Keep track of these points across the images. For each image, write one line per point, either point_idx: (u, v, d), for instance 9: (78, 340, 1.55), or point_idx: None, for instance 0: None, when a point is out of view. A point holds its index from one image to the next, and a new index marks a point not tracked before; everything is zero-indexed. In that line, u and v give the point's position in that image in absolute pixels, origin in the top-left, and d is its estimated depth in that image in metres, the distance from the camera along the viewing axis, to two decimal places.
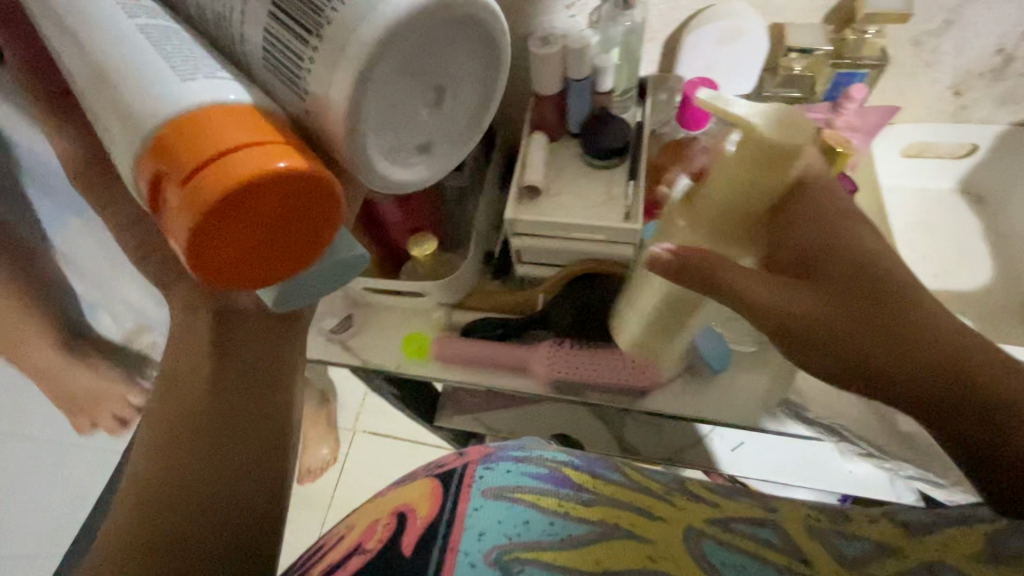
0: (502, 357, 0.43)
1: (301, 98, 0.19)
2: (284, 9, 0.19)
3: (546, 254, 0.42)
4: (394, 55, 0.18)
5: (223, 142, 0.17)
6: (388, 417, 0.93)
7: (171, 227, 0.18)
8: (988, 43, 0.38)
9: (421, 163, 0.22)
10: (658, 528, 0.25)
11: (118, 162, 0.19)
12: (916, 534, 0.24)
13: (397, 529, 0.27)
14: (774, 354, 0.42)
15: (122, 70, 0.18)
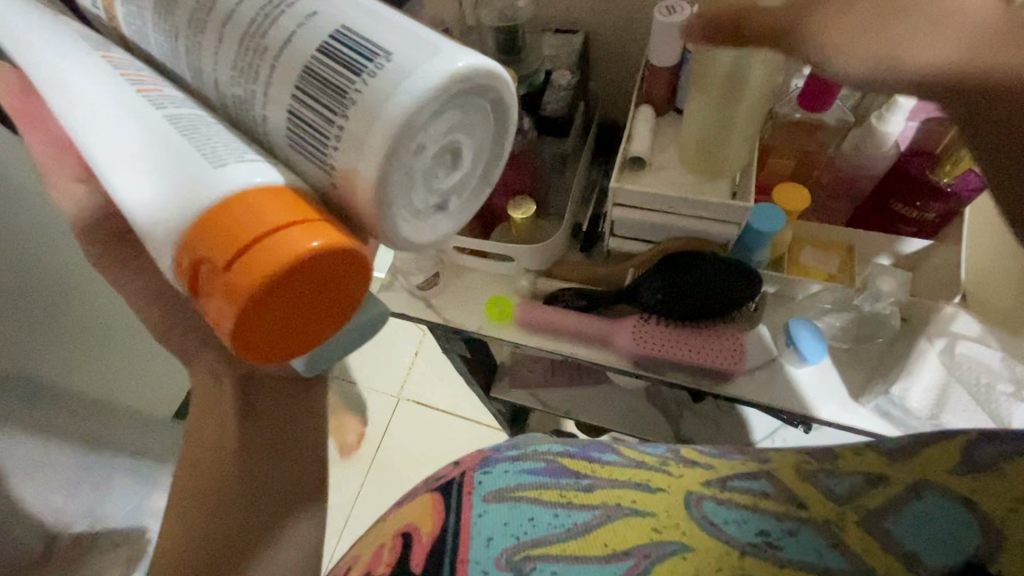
0: (584, 328, 0.43)
1: (328, 173, 0.21)
2: (314, 96, 0.21)
3: (642, 228, 0.42)
4: (413, 138, 0.20)
5: (263, 226, 0.20)
6: (434, 387, 0.96)
7: (214, 310, 0.20)
8: None
9: (440, 220, 0.25)
10: (660, 499, 0.25)
11: (155, 256, 0.21)
12: (897, 459, 0.23)
13: (402, 552, 0.25)
14: (869, 349, 0.41)
15: (160, 166, 0.21)
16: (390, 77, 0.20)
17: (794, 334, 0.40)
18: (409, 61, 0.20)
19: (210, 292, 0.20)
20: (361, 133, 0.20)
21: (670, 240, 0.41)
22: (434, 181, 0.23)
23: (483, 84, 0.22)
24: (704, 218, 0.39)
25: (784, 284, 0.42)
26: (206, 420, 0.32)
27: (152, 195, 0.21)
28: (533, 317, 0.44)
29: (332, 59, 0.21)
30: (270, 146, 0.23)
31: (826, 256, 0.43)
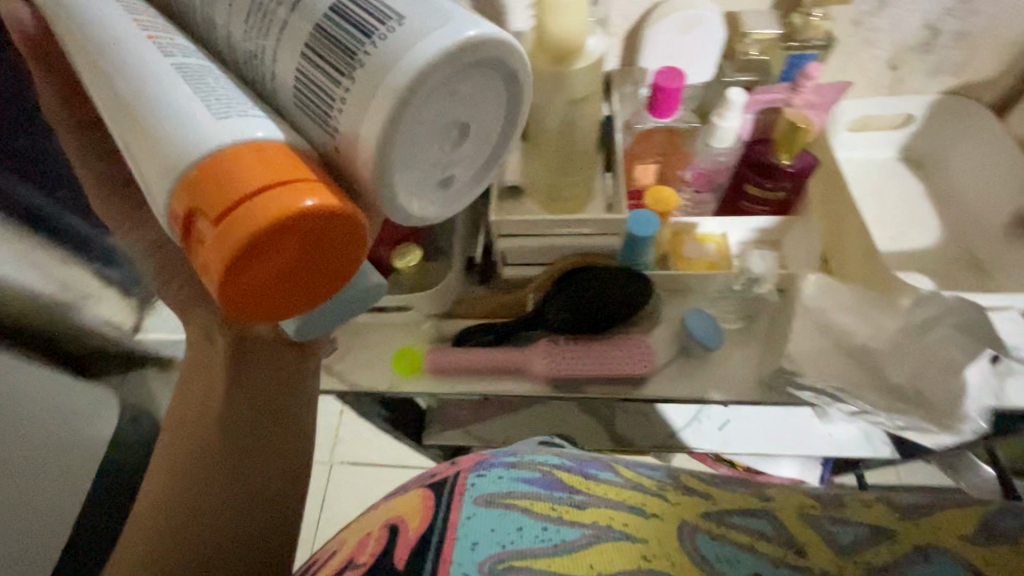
0: (499, 361, 0.42)
1: (332, 135, 0.21)
2: (322, 54, 0.20)
3: (532, 254, 0.42)
4: (419, 103, 0.20)
5: (258, 180, 0.19)
6: (367, 443, 0.90)
7: (202, 261, 0.20)
8: (915, 22, 0.43)
9: (442, 195, 0.24)
10: (652, 526, 0.26)
11: (152, 203, 0.21)
12: (910, 517, 0.25)
13: (387, 542, 0.27)
14: (759, 326, 0.44)
15: (162, 108, 0.20)
16: (400, 41, 0.19)
17: (688, 323, 0.42)
18: (424, 23, 0.20)
19: (200, 244, 0.19)
20: (367, 98, 0.20)
21: (563, 258, 0.42)
22: (439, 152, 0.23)
23: (496, 57, 0.21)
24: (587, 235, 0.41)
25: (670, 280, 0.44)
26: (204, 380, 0.34)
27: (157, 142, 0.20)
28: (443, 362, 0.43)
29: (345, 20, 0.20)
30: (278, 97, 0.22)
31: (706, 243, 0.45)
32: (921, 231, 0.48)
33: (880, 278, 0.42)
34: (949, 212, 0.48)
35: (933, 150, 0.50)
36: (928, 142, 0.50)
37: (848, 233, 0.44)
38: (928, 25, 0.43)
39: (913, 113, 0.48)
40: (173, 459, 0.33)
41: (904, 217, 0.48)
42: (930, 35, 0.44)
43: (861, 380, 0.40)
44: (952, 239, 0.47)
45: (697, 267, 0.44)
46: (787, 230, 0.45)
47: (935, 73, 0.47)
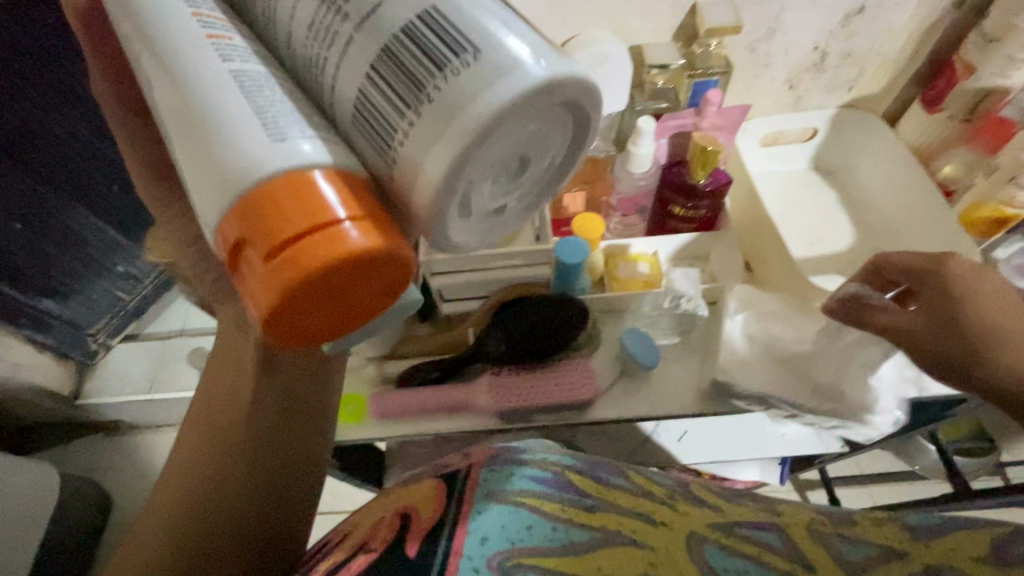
0: (444, 398, 0.42)
1: (388, 164, 0.21)
2: (390, 81, 0.20)
3: (467, 288, 0.43)
4: (489, 140, 0.19)
5: (315, 207, 0.19)
6: (339, 490, 0.87)
7: (249, 286, 0.19)
8: (806, 45, 0.47)
9: (497, 221, 0.24)
10: (662, 534, 0.27)
11: (200, 214, 0.21)
12: (923, 541, 0.27)
13: (400, 527, 0.27)
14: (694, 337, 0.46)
15: (222, 120, 0.20)
16: (471, 78, 0.19)
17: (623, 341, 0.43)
18: (501, 57, 0.19)
19: (249, 270, 0.19)
20: (433, 135, 0.19)
21: (501, 290, 0.43)
22: (494, 185, 0.22)
23: (572, 97, 0.21)
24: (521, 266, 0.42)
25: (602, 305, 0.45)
26: (230, 373, 0.33)
27: (209, 159, 0.20)
28: (387, 405, 0.42)
29: (418, 51, 0.20)
30: (333, 109, 0.22)
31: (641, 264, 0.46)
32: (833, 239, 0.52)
33: (798, 284, 0.45)
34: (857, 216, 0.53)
35: (840, 159, 0.55)
36: (834, 152, 0.55)
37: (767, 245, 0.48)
38: (818, 47, 0.48)
39: (817, 127, 0.53)
40: (196, 449, 0.32)
41: (820, 224, 0.53)
42: (820, 57, 0.49)
43: (791, 390, 0.42)
44: (863, 242, 0.52)
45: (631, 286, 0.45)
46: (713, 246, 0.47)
47: (829, 90, 0.52)
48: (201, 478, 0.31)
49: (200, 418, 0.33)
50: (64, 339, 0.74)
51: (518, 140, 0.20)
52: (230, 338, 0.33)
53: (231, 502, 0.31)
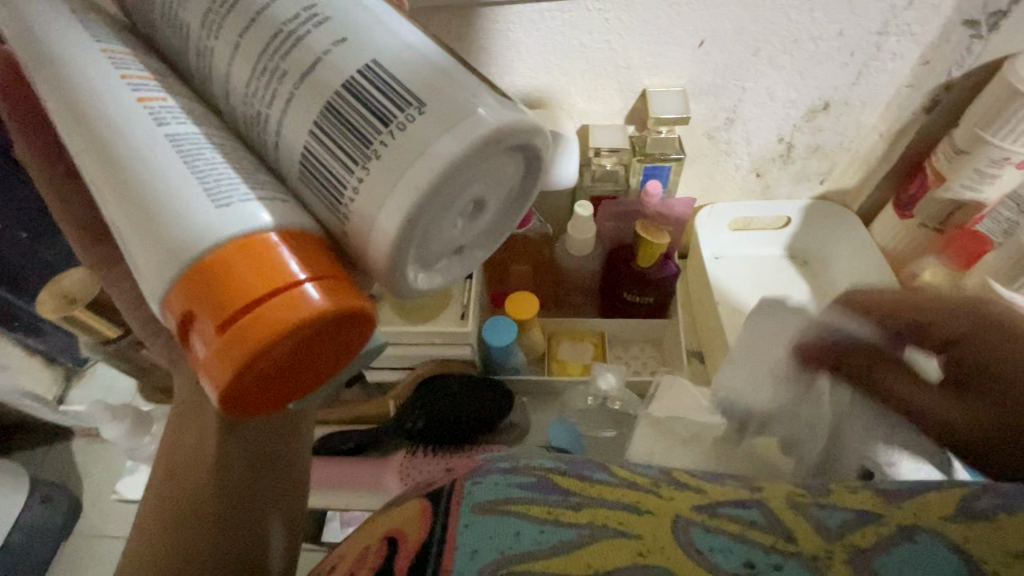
0: (361, 476, 0.61)
1: (339, 218, 0.29)
2: (336, 137, 0.28)
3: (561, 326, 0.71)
4: (443, 182, 0.26)
5: (247, 285, 0.26)
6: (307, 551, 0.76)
7: (208, 358, 0.26)
8: None
9: (449, 262, 0.32)
10: (649, 522, 0.32)
11: (154, 287, 0.27)
12: (895, 501, 0.32)
13: (388, 553, 0.34)
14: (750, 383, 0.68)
15: (151, 176, 0.28)
16: (414, 125, 0.26)
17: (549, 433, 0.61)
18: (434, 113, 0.26)
19: (201, 338, 0.26)
20: (388, 153, 0.27)
21: (558, 328, 0.71)
22: (457, 223, 0.31)
23: (520, 141, 0.28)
24: (590, 300, 0.72)
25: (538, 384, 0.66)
26: (187, 457, 0.43)
27: (159, 225, 0.27)
28: (322, 478, 0.60)
29: (357, 107, 0.27)
30: (282, 157, 0.30)
31: (576, 352, 0.69)
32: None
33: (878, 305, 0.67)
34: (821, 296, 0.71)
35: None
36: None
37: (711, 331, 0.69)
38: None
39: None
40: (166, 501, 0.42)
41: None
42: None
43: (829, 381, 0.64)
44: None
45: (570, 371, 0.69)
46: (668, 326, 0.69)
47: None
48: (190, 530, 0.41)
49: (161, 488, 0.42)
50: (56, 345, 0.75)
51: (472, 176, 0.28)
52: (190, 417, 0.44)
53: (212, 553, 0.41)
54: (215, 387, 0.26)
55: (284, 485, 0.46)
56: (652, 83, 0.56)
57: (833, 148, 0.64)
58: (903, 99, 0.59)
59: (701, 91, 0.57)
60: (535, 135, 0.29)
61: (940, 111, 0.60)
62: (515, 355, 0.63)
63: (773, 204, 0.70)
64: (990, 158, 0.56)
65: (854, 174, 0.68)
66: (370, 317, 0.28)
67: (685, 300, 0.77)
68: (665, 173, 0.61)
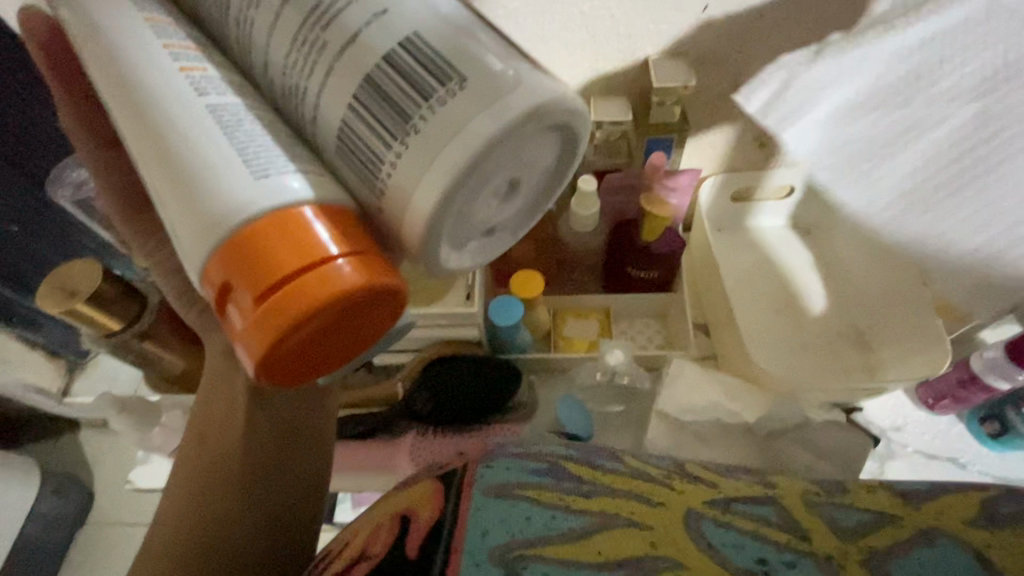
0: (370, 460, 0.60)
1: (375, 194, 0.28)
2: (376, 112, 0.27)
3: (567, 301, 0.69)
4: (481, 161, 0.26)
5: (281, 259, 0.26)
6: None
7: (242, 329, 0.26)
8: None
9: (478, 242, 0.32)
10: (659, 513, 0.34)
11: (192, 259, 0.27)
12: (913, 503, 0.34)
13: (400, 533, 0.34)
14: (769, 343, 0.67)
15: (193, 146, 0.28)
16: (457, 100, 0.26)
17: (557, 411, 0.59)
18: (476, 87, 0.26)
19: (237, 310, 0.26)
20: (430, 128, 0.26)
21: (561, 305, 0.70)
22: (491, 204, 0.30)
23: (561, 119, 0.28)
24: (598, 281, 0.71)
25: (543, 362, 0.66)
26: (211, 432, 0.44)
27: (200, 196, 0.27)
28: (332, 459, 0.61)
29: (395, 81, 0.27)
30: (319, 132, 0.29)
31: (582, 329, 0.69)
32: (821, 292, 0.70)
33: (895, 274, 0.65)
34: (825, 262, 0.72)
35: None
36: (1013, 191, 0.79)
37: (718, 305, 0.68)
38: None
39: None
40: (193, 473, 0.43)
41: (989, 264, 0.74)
42: None
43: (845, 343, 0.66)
44: None
45: (577, 348, 0.68)
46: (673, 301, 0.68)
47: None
48: (219, 502, 0.42)
49: (188, 460, 0.43)
50: (54, 338, 0.74)
51: (511, 154, 0.27)
52: (216, 387, 0.45)
53: (240, 525, 0.42)
54: (251, 358, 0.26)
55: (304, 462, 0.47)
56: (655, 51, 0.55)
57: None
58: None
59: (707, 57, 0.56)
60: (575, 118, 0.29)
61: None
62: (522, 335, 0.63)
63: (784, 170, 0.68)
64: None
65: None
66: (403, 292, 0.28)
67: (690, 277, 0.74)
68: (667, 144, 0.60)
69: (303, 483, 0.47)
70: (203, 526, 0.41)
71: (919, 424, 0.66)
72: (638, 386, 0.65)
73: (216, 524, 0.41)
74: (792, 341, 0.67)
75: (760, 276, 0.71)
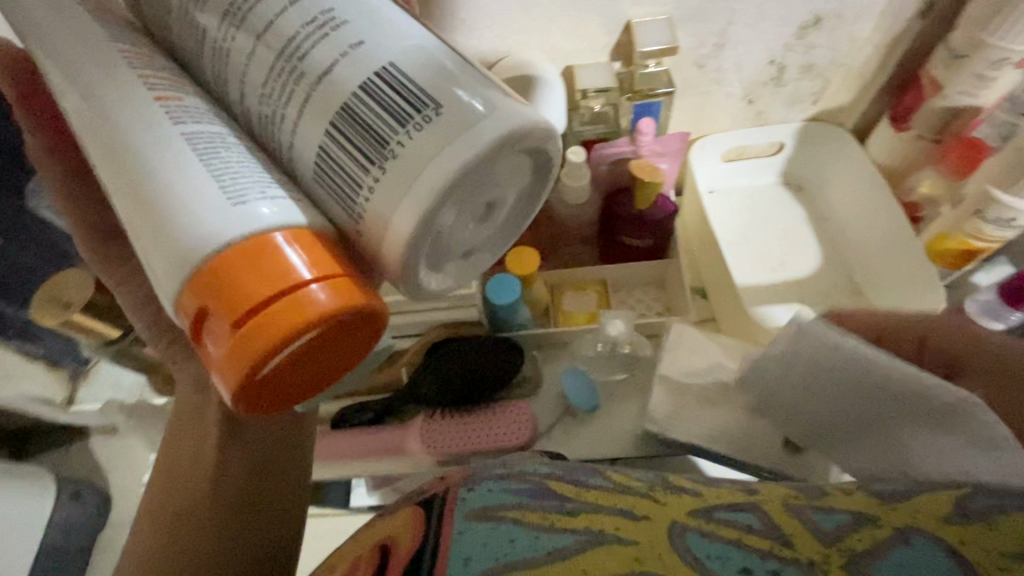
0: (382, 445, 0.62)
1: (355, 218, 0.29)
2: (354, 140, 0.28)
3: (567, 276, 0.70)
4: (454, 186, 0.27)
5: (254, 288, 0.26)
6: None
7: (220, 358, 0.27)
8: None
9: (456, 262, 0.34)
10: (644, 527, 0.31)
11: (166, 287, 0.28)
12: (889, 504, 0.30)
13: (381, 564, 0.32)
14: (760, 293, 0.67)
15: (168, 176, 0.28)
16: (434, 128, 0.27)
17: (562, 383, 0.65)
18: (451, 117, 0.27)
19: (213, 339, 0.27)
20: (407, 155, 0.27)
21: (558, 279, 0.70)
22: (467, 226, 0.32)
23: (535, 142, 0.29)
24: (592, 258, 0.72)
25: (546, 338, 0.67)
26: (180, 469, 0.45)
27: (176, 225, 0.27)
28: (339, 448, 0.62)
29: (370, 108, 0.28)
30: (296, 160, 0.30)
31: (581, 302, 0.69)
32: (815, 250, 0.70)
33: (880, 216, 0.67)
34: (818, 220, 0.72)
35: None
36: None
37: (715, 266, 0.68)
38: None
39: None
40: (167, 503, 0.44)
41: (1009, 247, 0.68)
42: None
43: (830, 290, 0.68)
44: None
45: (577, 321, 0.68)
46: (670, 266, 0.69)
47: None
48: (189, 534, 0.43)
49: (165, 489, 0.45)
50: None
51: (484, 177, 0.28)
52: (197, 414, 0.47)
53: (209, 556, 0.43)
54: (227, 388, 0.27)
55: (280, 495, 0.48)
56: (636, 13, 0.54)
57: (825, 67, 0.62)
58: (897, 8, 0.56)
59: (689, 17, 0.54)
60: (546, 140, 0.30)
61: (935, 16, 0.57)
62: (520, 312, 0.63)
63: (767, 129, 0.69)
64: (991, 59, 0.53)
65: (848, 89, 0.66)
66: (380, 313, 0.29)
67: (683, 238, 0.76)
68: (655, 108, 0.60)
69: (277, 517, 0.47)
70: (176, 552, 0.42)
71: None
72: (640, 353, 0.66)
73: (186, 552, 0.42)
74: (788, 299, 0.67)
75: (747, 238, 0.71)
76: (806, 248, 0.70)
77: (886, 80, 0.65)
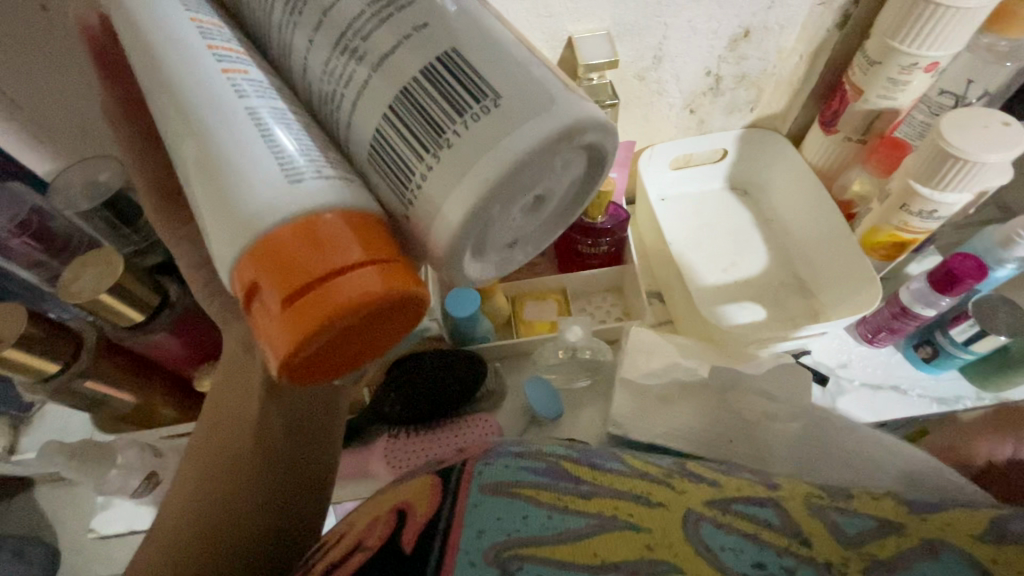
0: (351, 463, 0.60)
1: (405, 201, 0.28)
2: (414, 124, 0.27)
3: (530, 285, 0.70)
4: (510, 178, 0.26)
5: (313, 258, 0.25)
6: None
7: (269, 324, 0.26)
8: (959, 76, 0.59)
9: (502, 254, 0.32)
10: (659, 514, 0.31)
11: (224, 256, 0.27)
12: (921, 516, 0.31)
13: (397, 526, 0.32)
14: (722, 289, 0.70)
15: (235, 147, 0.28)
16: (494, 117, 0.26)
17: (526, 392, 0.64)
18: (512, 104, 0.26)
19: (262, 307, 0.26)
20: (465, 140, 0.26)
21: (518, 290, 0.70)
22: (517, 219, 0.30)
23: (595, 140, 0.27)
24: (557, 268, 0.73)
25: (509, 348, 0.67)
26: (219, 427, 0.45)
27: (240, 196, 0.27)
28: None
29: (432, 92, 0.27)
30: (352, 141, 0.30)
31: (541, 311, 0.69)
32: (760, 249, 0.73)
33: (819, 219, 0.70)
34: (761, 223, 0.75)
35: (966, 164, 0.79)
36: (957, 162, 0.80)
37: (668, 270, 0.70)
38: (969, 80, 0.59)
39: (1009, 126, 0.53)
40: (206, 455, 0.44)
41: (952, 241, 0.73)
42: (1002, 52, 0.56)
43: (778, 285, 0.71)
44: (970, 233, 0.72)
45: (538, 330, 0.69)
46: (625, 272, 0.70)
47: None
48: (229, 479, 0.42)
49: (202, 441, 0.45)
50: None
51: (543, 169, 0.27)
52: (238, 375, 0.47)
53: (249, 503, 0.42)
54: (273, 355, 0.26)
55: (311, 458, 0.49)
56: (576, 29, 0.56)
57: (756, 76, 0.65)
58: (815, 20, 0.60)
59: (626, 32, 0.57)
60: (605, 135, 0.28)
61: (850, 27, 0.61)
62: (481, 324, 0.64)
63: (706, 139, 0.72)
64: (901, 64, 0.56)
65: (781, 97, 0.70)
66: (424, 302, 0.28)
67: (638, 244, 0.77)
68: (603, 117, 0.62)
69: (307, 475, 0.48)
70: (216, 496, 0.42)
71: (864, 359, 0.69)
72: (599, 357, 0.66)
73: (227, 494, 0.42)
74: (741, 298, 0.70)
75: (696, 241, 0.73)
76: (747, 247, 0.73)
77: (815, 86, 0.68)
